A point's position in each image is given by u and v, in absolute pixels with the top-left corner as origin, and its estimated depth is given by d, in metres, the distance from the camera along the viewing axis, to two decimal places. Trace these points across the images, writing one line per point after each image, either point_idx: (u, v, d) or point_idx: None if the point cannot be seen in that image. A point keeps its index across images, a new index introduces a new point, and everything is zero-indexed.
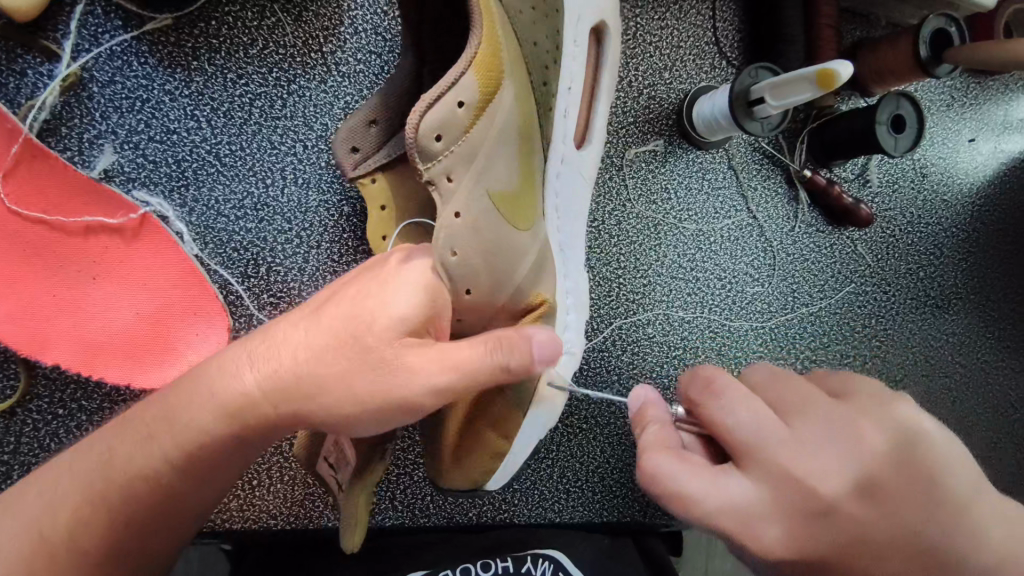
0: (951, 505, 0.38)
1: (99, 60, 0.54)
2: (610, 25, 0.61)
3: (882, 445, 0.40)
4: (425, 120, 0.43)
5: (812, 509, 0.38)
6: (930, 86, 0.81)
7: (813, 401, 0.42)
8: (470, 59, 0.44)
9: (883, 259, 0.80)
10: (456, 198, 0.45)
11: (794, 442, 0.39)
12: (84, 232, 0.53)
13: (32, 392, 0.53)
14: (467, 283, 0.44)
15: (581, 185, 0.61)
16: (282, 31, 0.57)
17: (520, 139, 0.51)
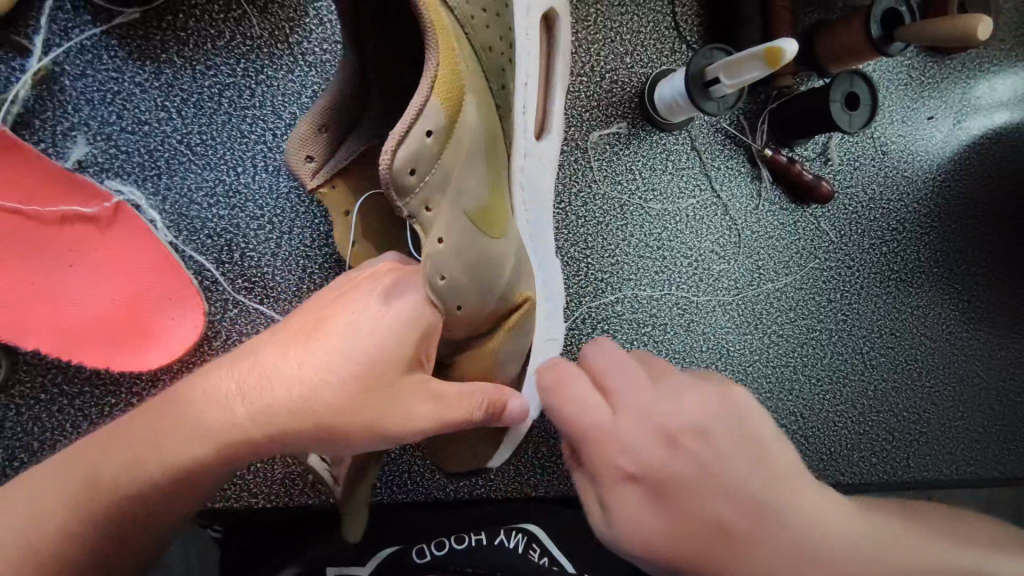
0: (773, 467, 0.41)
1: (70, 55, 0.56)
2: (559, 12, 0.63)
3: (720, 407, 0.42)
4: (398, 157, 0.43)
5: (661, 440, 0.41)
6: (888, 67, 0.83)
7: (634, 381, 0.43)
8: (431, 83, 0.44)
9: (847, 235, 0.83)
10: (436, 224, 0.46)
11: (609, 423, 0.42)
12: (59, 221, 0.55)
13: (15, 379, 0.55)
14: (458, 299, 0.47)
15: (545, 174, 0.64)
16: (249, 23, 0.59)
17: (487, 152, 0.52)
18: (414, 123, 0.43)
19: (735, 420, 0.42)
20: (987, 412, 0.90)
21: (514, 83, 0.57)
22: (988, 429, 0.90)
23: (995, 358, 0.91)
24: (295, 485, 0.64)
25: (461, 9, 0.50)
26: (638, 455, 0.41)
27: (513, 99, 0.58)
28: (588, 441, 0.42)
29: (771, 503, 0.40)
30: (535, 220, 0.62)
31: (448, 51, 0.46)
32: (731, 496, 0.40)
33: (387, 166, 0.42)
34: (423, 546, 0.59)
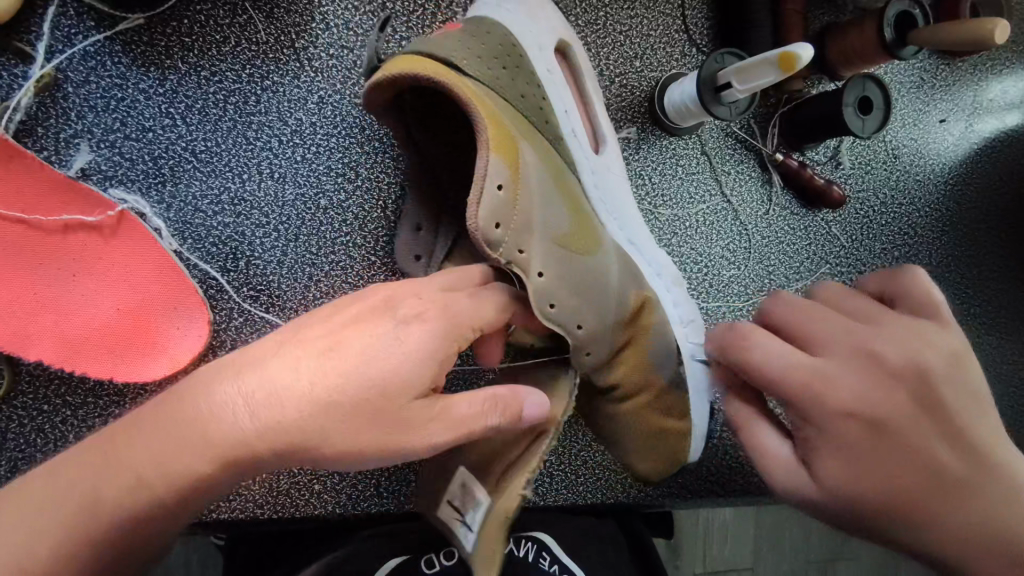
0: (980, 408, 0.44)
1: (73, 62, 0.55)
2: (571, 44, 0.62)
3: (942, 347, 0.45)
4: (482, 210, 0.44)
5: (880, 383, 0.44)
6: (899, 69, 0.82)
7: (840, 330, 0.46)
8: (486, 142, 0.44)
9: (858, 239, 0.82)
10: (533, 261, 0.47)
11: (821, 372, 0.44)
12: (62, 230, 0.54)
13: (16, 389, 0.54)
14: (576, 320, 0.49)
15: (618, 185, 0.63)
16: (254, 28, 0.58)
17: (556, 178, 0.53)
18: (484, 182, 0.44)
19: (946, 360, 0.44)
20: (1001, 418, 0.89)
21: (554, 112, 0.57)
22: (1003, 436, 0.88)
23: (1008, 364, 0.89)
24: (301, 494, 0.62)
25: (476, 66, 0.50)
26: (854, 398, 0.44)
27: (562, 131, 0.58)
28: (803, 387, 0.45)
29: (981, 443, 0.43)
30: (624, 223, 0.61)
31: (486, 107, 0.46)
32: (946, 436, 0.43)
33: (473, 227, 0.43)
34: (432, 556, 0.57)
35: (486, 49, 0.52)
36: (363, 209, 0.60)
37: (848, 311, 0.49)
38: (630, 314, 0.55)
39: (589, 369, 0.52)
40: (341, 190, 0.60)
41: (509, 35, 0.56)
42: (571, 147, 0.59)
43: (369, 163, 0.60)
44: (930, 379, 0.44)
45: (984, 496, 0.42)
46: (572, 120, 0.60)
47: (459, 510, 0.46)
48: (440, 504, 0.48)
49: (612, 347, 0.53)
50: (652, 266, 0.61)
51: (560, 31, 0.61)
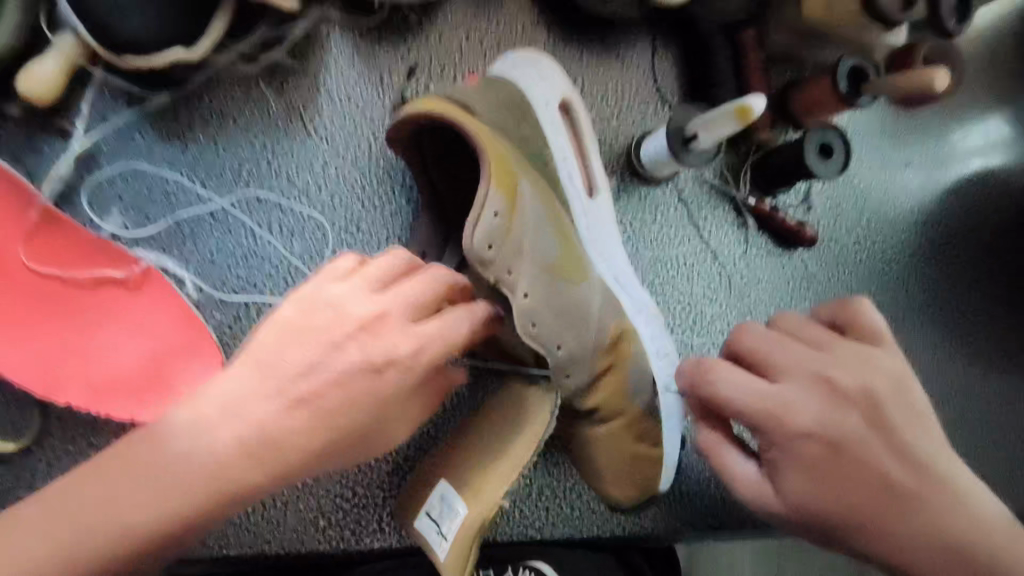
0: (928, 429, 0.49)
1: (107, 136, 0.62)
2: (573, 97, 0.67)
3: (888, 371, 0.49)
4: (476, 238, 0.50)
5: (835, 407, 0.48)
6: (861, 117, 0.88)
7: (797, 356, 0.50)
8: (489, 177, 0.51)
9: (836, 276, 0.86)
10: (521, 284, 0.53)
11: (782, 398, 0.48)
12: (93, 285, 0.59)
13: (46, 436, 0.58)
14: (556, 340, 0.55)
15: (609, 227, 0.67)
16: (267, 103, 0.66)
17: (551, 216, 0.58)
18: (483, 209, 0.50)
19: (892, 383, 0.49)
20: (993, 445, 0.90)
21: (553, 157, 0.63)
22: (996, 463, 0.90)
23: (994, 392, 0.92)
24: (308, 531, 0.64)
25: (491, 119, 0.58)
26: (811, 421, 0.48)
27: (558, 174, 0.64)
28: (763, 414, 0.48)
29: (929, 456, 0.47)
30: (612, 260, 0.66)
31: (494, 148, 0.53)
32: (895, 450, 0.47)
33: (468, 247, 0.50)
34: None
35: (498, 102, 0.60)
36: None
37: (807, 336, 0.52)
38: (609, 341, 0.60)
39: (570, 389, 0.58)
40: (344, 242, 0.67)
41: (519, 92, 0.62)
42: (565, 188, 0.64)
43: (369, 218, 0.67)
44: (876, 400, 0.48)
45: (933, 502, 0.45)
46: (571, 165, 0.65)
47: (436, 522, 0.49)
48: (420, 515, 0.51)
49: (592, 369, 0.59)
50: (636, 302, 0.65)
51: (565, 85, 0.66)
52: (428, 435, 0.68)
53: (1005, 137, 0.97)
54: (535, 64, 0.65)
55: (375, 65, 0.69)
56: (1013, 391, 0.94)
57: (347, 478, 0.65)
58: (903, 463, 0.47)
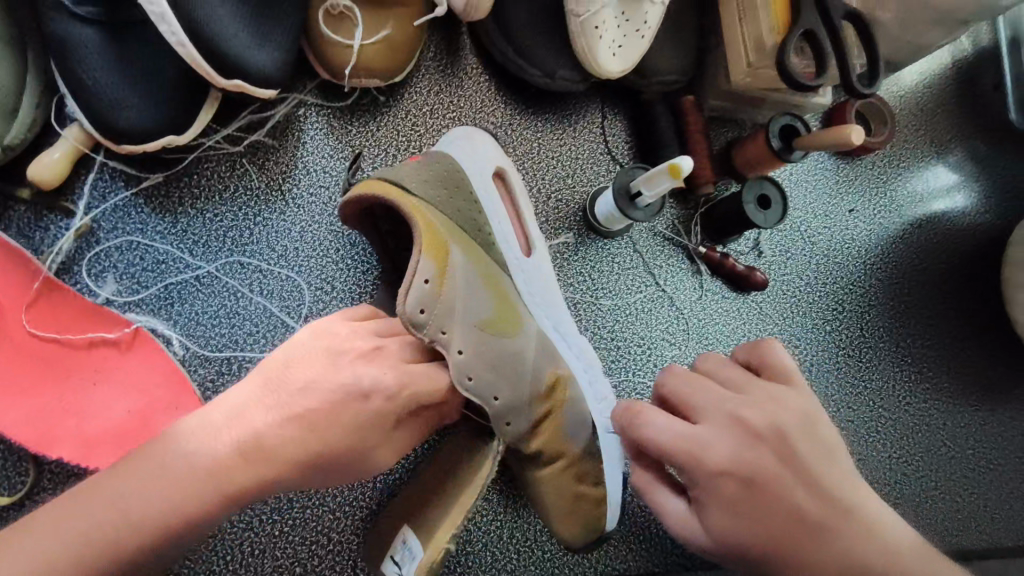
0: (836, 461, 0.54)
1: (105, 212, 0.69)
2: (506, 165, 0.74)
3: (796, 408, 0.55)
4: (409, 303, 0.55)
5: (750, 444, 0.53)
6: (802, 171, 0.96)
7: (715, 399, 0.56)
8: (419, 248, 0.58)
9: (790, 317, 0.91)
10: (454, 341, 0.58)
11: (699, 438, 0.53)
12: (88, 346, 0.66)
13: (39, 489, 0.62)
14: (492, 390, 0.59)
15: (547, 283, 0.73)
16: (250, 178, 0.73)
17: (484, 276, 0.64)
18: (412, 277, 0.56)
19: (800, 419, 0.55)
20: (959, 477, 0.93)
21: (488, 222, 0.70)
22: (963, 496, 0.92)
23: (959, 426, 0.95)
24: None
25: (424, 191, 0.65)
26: (729, 458, 0.52)
27: (495, 238, 0.70)
28: (686, 453, 0.53)
29: (837, 489, 0.52)
30: (552, 313, 0.72)
31: (424, 222, 0.60)
32: (807, 485, 0.52)
33: (401, 310, 0.55)
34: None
35: (432, 176, 0.66)
36: None
37: (726, 379, 0.58)
38: (545, 388, 0.64)
39: (513, 437, 0.61)
40: (319, 300, 0.73)
41: (455, 166, 0.69)
42: (502, 251, 0.71)
43: (342, 277, 0.74)
44: (787, 437, 0.53)
45: (840, 534, 0.51)
46: (506, 229, 0.71)
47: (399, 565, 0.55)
48: (386, 561, 0.57)
49: (532, 416, 0.63)
50: (573, 349, 0.72)
51: (500, 158, 0.74)
52: (398, 479, 0.72)
53: (951, 183, 1.03)
54: (470, 139, 0.73)
55: (347, 140, 0.77)
56: (981, 426, 0.96)
57: (322, 524, 0.69)
58: (813, 494, 0.52)
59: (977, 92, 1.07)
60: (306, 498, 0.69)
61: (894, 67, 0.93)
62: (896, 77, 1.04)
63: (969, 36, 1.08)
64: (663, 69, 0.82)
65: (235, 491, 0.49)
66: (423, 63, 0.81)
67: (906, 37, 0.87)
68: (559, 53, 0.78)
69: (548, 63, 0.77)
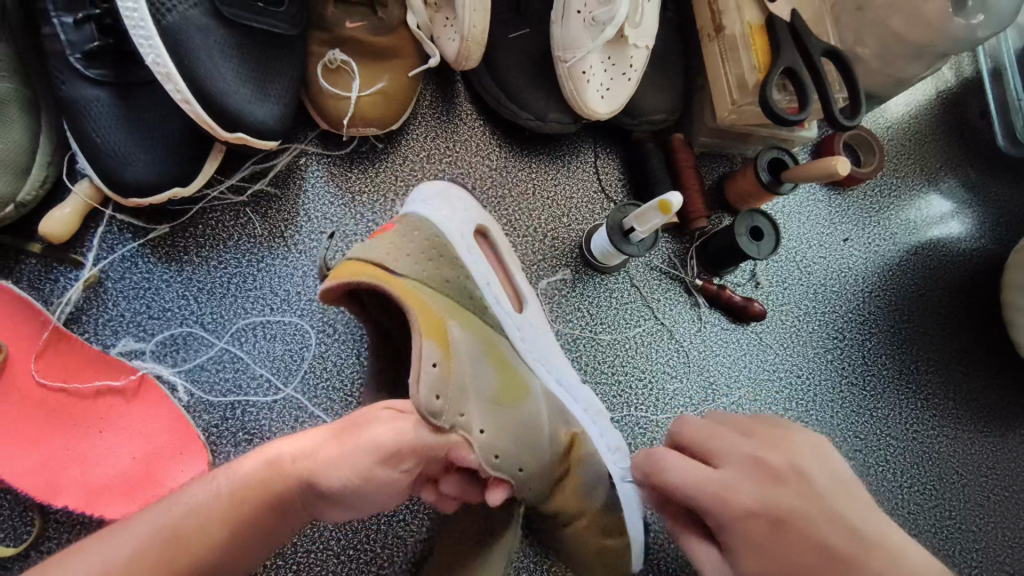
0: (861, 503, 0.52)
1: (113, 263, 0.71)
2: (486, 222, 0.75)
3: (811, 450, 0.56)
4: (421, 394, 0.52)
5: (772, 483, 0.53)
6: (793, 202, 0.97)
7: (732, 444, 0.57)
8: (420, 333, 0.55)
9: (790, 347, 0.91)
10: (473, 421, 0.56)
11: (723, 479, 0.54)
12: (94, 394, 0.66)
13: (44, 538, 0.63)
14: (516, 462, 0.58)
15: (542, 338, 0.75)
16: (252, 226, 0.75)
17: (481, 349, 0.64)
18: (421, 362, 0.53)
19: (816, 458, 0.55)
20: (974, 506, 0.91)
21: (477, 286, 0.70)
22: (979, 525, 0.91)
23: (970, 454, 0.93)
24: None
25: (409, 267, 0.64)
26: (751, 498, 0.52)
27: (485, 303, 0.70)
28: (707, 495, 0.53)
29: (864, 526, 0.50)
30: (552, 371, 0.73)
31: (413, 303, 0.58)
32: (832, 520, 0.50)
33: (416, 406, 0.52)
34: None
35: (415, 247, 0.66)
36: (342, 358, 0.74)
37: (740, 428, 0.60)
38: (562, 449, 0.64)
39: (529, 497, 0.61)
40: (323, 342, 0.74)
41: (433, 230, 0.69)
42: (495, 315, 0.71)
43: (344, 319, 0.75)
44: (808, 475, 0.53)
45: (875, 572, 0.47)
46: (495, 290, 0.71)
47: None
48: None
49: (551, 477, 0.63)
50: (578, 400, 0.72)
51: (479, 216, 0.75)
52: (404, 521, 0.72)
53: (947, 211, 1.04)
54: (444, 197, 0.73)
55: (348, 186, 0.79)
56: (993, 452, 0.94)
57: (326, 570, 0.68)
58: (839, 531, 0.49)
59: (962, 120, 1.09)
60: (310, 542, 0.68)
61: (877, 99, 0.95)
62: (881, 109, 1.07)
63: (950, 67, 1.11)
64: (651, 109, 0.85)
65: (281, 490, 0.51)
66: (419, 110, 0.84)
67: (885, 70, 0.89)
68: (548, 97, 0.80)
69: (538, 107, 0.80)
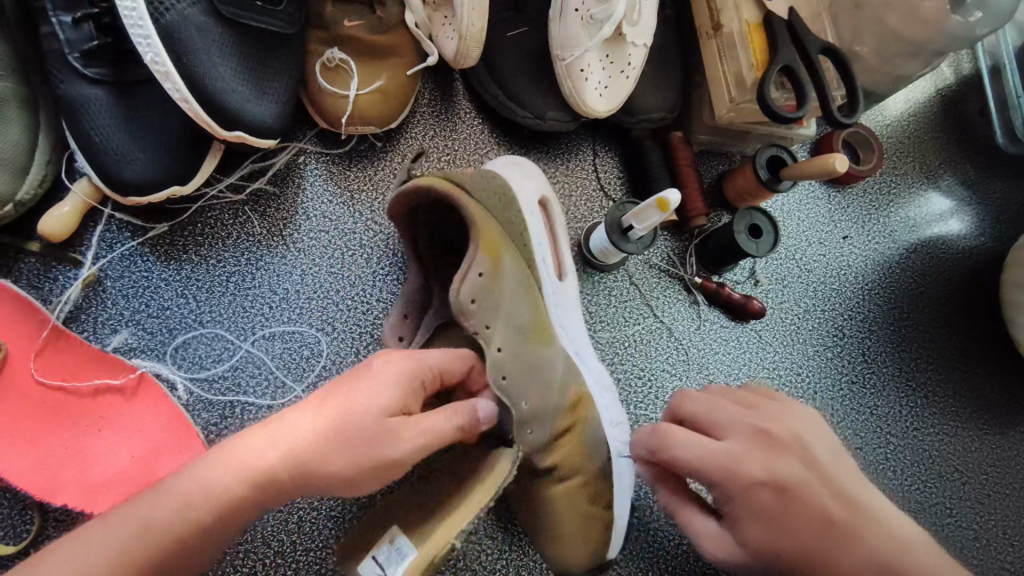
0: (854, 472, 0.56)
1: (112, 262, 0.71)
2: (550, 195, 0.76)
3: (808, 420, 0.57)
4: (460, 290, 0.59)
5: (779, 455, 0.54)
6: (792, 200, 0.97)
7: (733, 416, 0.57)
8: (477, 246, 0.60)
9: (789, 344, 0.91)
10: (495, 338, 0.62)
11: (730, 452, 0.54)
12: (93, 393, 0.66)
13: (43, 537, 0.63)
14: (520, 396, 0.62)
15: (573, 306, 0.75)
16: (251, 225, 0.75)
17: (526, 285, 0.68)
18: (468, 269, 0.60)
19: (814, 430, 0.56)
20: (974, 504, 0.91)
21: (531, 239, 0.71)
22: (979, 522, 0.90)
23: (970, 451, 0.93)
24: None
25: (481, 194, 0.66)
26: (759, 471, 0.53)
27: (534, 256, 0.71)
28: (717, 470, 0.53)
29: (859, 495, 0.54)
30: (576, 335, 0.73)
31: (485, 223, 0.63)
32: (833, 490, 0.53)
33: (452, 296, 0.59)
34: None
35: (487, 187, 0.67)
36: (341, 357, 0.74)
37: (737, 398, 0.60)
38: (568, 404, 0.66)
39: (530, 446, 0.63)
40: (322, 341, 0.74)
41: (503, 182, 0.70)
42: (540, 270, 0.72)
43: (343, 318, 0.75)
44: (811, 447, 0.55)
45: (872, 538, 0.51)
46: (546, 250, 0.73)
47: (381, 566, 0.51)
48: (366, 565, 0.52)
49: (552, 428, 0.64)
50: (594, 372, 0.72)
51: (542, 186, 0.76)
52: None
53: (946, 208, 1.04)
54: (519, 168, 0.75)
55: (346, 185, 0.79)
56: (992, 450, 0.94)
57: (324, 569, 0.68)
58: (839, 500, 0.53)
59: (962, 117, 1.09)
60: (308, 540, 0.68)
61: (875, 97, 0.95)
62: (880, 107, 1.07)
63: (949, 64, 1.11)
64: (650, 107, 0.85)
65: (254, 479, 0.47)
66: (418, 109, 0.84)
67: (884, 67, 0.89)
68: (546, 95, 0.80)
69: (536, 105, 0.80)
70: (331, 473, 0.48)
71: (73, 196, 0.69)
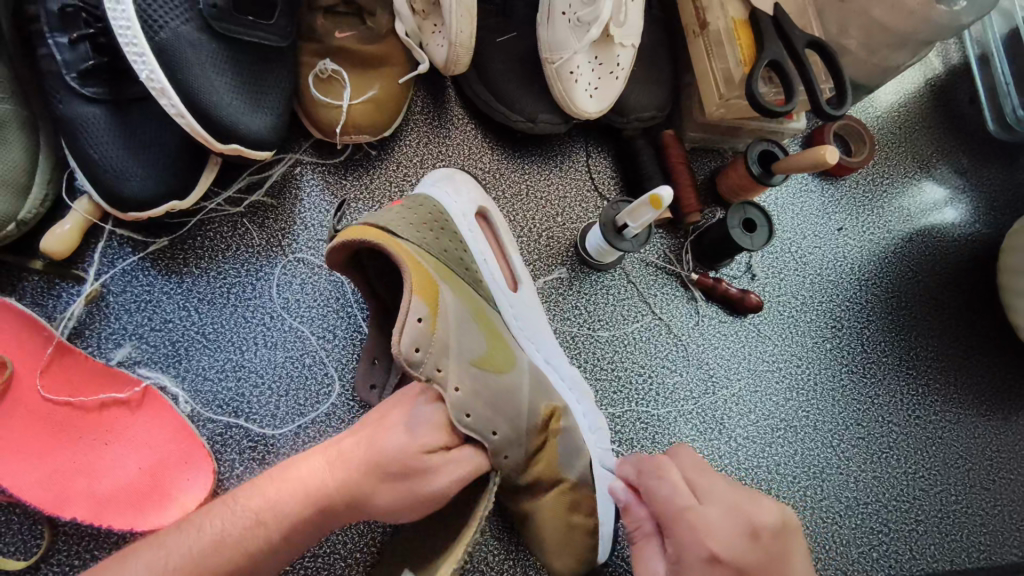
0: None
1: (114, 278, 0.72)
2: (489, 206, 0.76)
3: (790, 516, 0.57)
4: (404, 342, 0.57)
5: (746, 534, 0.54)
6: (787, 194, 0.98)
7: (718, 487, 0.58)
8: (410, 289, 0.58)
9: (788, 336, 0.91)
10: (451, 379, 0.60)
11: (704, 520, 0.55)
12: (99, 408, 0.67)
13: (52, 552, 0.63)
14: (490, 426, 0.60)
15: (536, 315, 0.76)
16: (249, 236, 0.76)
17: (473, 314, 0.66)
18: (406, 317, 0.58)
19: (791, 526, 0.56)
20: (978, 489, 0.91)
21: (473, 262, 0.72)
22: (984, 507, 0.90)
23: (975, 438, 0.93)
24: None
25: (410, 231, 0.65)
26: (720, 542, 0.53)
27: (481, 274, 0.72)
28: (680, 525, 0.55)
29: None
30: (544, 345, 0.74)
31: (416, 263, 0.61)
32: None
33: (397, 352, 0.57)
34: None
35: (416, 218, 0.67)
36: (342, 363, 0.75)
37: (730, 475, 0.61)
38: (541, 421, 0.65)
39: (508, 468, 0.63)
40: (323, 347, 0.75)
41: (437, 206, 0.71)
42: (491, 289, 0.73)
43: (342, 325, 0.76)
44: (780, 538, 0.55)
45: None
46: (490, 266, 0.74)
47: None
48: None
49: (528, 449, 0.64)
50: (564, 379, 0.73)
51: (481, 198, 0.76)
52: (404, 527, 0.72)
53: (942, 198, 1.05)
54: (450, 181, 0.75)
55: (341, 193, 0.80)
56: (995, 436, 0.94)
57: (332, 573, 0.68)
58: None
59: (953, 106, 1.10)
60: (316, 547, 0.69)
61: (865, 89, 0.96)
62: (870, 99, 1.07)
63: (938, 54, 1.12)
64: (640, 106, 0.86)
65: (268, 520, 0.52)
66: (412, 116, 0.85)
67: (871, 59, 0.90)
68: (537, 99, 0.81)
69: (528, 108, 0.81)
70: (351, 496, 0.55)
71: (73, 212, 0.70)
